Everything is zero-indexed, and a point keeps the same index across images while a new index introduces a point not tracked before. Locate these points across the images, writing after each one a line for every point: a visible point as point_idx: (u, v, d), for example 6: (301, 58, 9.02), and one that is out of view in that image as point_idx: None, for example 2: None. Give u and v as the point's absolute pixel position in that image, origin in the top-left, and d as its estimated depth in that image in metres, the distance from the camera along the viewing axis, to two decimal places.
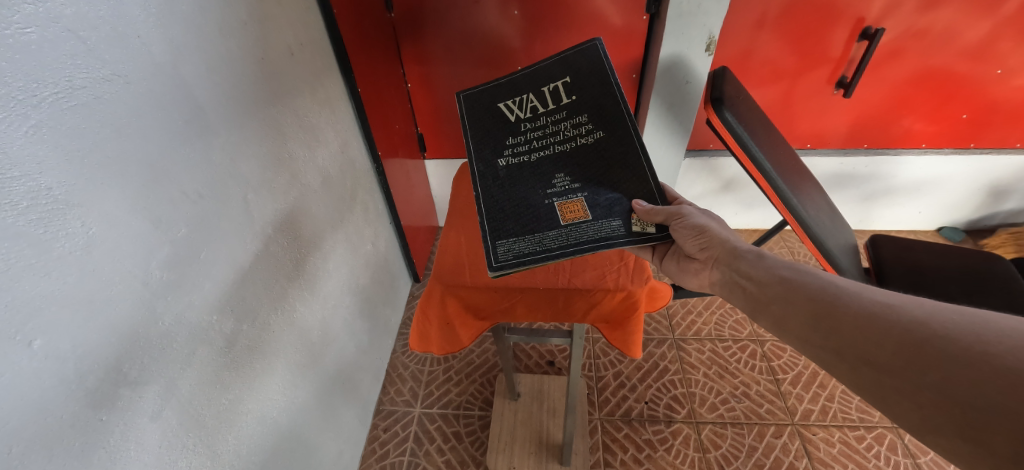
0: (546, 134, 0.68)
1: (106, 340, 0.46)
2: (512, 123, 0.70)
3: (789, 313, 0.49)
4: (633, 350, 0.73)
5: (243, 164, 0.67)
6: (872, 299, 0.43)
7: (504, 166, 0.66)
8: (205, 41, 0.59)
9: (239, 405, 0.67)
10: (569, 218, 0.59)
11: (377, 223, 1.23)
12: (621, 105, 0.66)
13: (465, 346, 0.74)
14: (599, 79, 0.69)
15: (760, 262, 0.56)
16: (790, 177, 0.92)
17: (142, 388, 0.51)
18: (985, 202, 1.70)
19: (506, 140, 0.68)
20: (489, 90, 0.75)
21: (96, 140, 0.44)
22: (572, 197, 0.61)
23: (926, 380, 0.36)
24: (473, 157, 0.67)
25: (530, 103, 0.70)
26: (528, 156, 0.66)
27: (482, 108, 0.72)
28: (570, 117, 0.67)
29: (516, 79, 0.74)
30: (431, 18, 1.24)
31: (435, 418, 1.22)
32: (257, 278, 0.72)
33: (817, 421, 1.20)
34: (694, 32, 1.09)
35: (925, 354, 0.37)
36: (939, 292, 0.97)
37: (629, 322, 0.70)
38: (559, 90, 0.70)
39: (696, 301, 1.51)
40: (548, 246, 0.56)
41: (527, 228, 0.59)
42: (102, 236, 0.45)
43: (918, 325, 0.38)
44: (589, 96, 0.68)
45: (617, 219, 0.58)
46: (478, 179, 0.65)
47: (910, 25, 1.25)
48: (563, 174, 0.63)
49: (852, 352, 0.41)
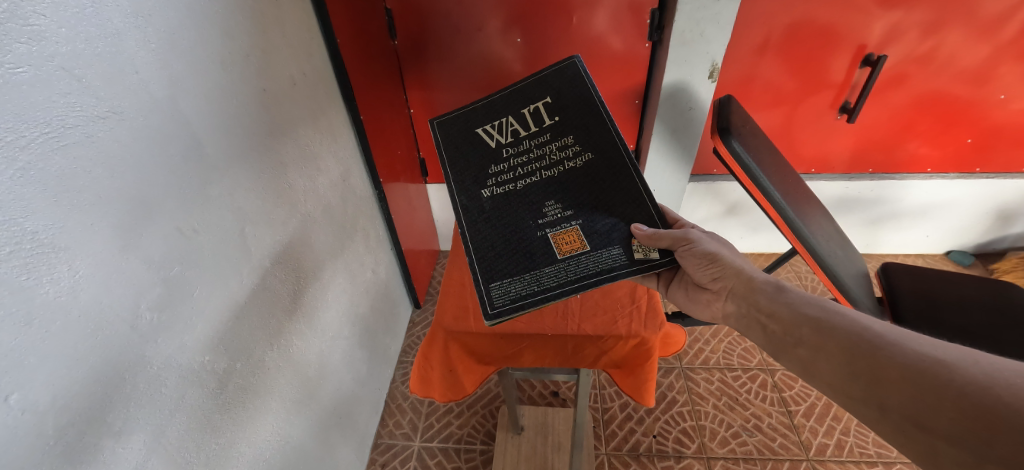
0: (531, 158, 0.65)
1: (89, 390, 0.44)
2: (493, 148, 0.67)
3: (820, 360, 0.46)
4: (645, 398, 0.70)
5: (241, 198, 0.66)
6: (922, 354, 0.40)
7: (489, 197, 0.63)
8: (206, 74, 0.58)
9: (230, 450, 0.64)
10: (565, 250, 0.58)
11: (378, 250, 1.22)
12: (608, 123, 0.64)
13: (469, 393, 0.71)
14: (582, 98, 0.67)
15: (781, 296, 0.54)
16: (798, 206, 0.90)
17: (127, 438, 0.48)
18: (992, 225, 1.69)
19: (489, 168, 0.65)
20: (464, 115, 0.71)
21: (88, 180, 0.43)
22: (566, 226, 0.59)
23: (990, 453, 0.33)
24: (456, 191, 0.65)
25: (511, 126, 0.68)
26: (514, 184, 0.64)
27: (460, 135, 0.69)
28: (555, 139, 0.65)
29: (493, 102, 0.70)
30: (434, 45, 1.25)
31: (435, 452, 1.18)
32: (253, 314, 0.69)
33: (833, 456, 1.16)
34: (696, 60, 1.11)
35: (985, 422, 0.34)
36: (955, 323, 0.94)
37: (641, 371, 0.67)
38: (542, 111, 0.68)
39: (703, 329, 1.48)
40: (545, 285, 0.55)
41: (522, 266, 0.57)
42: (90, 280, 0.43)
43: (976, 388, 0.36)
44: (573, 116, 0.66)
45: (617, 247, 0.57)
46: (463, 215, 0.63)
47: (911, 51, 1.26)
48: (554, 201, 0.61)
49: (897, 410, 0.39)
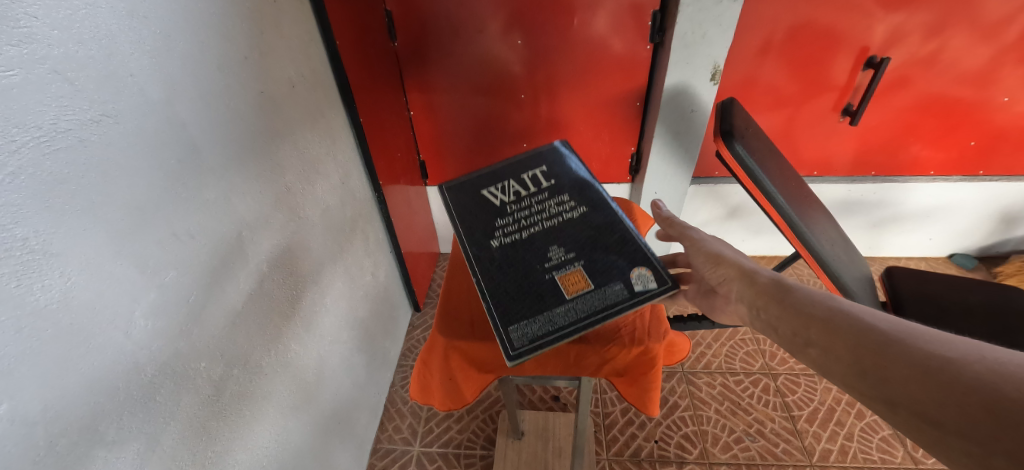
0: (535, 210, 0.65)
1: (83, 399, 0.43)
2: (497, 204, 0.67)
3: (826, 358, 0.44)
4: (650, 407, 0.68)
5: (238, 202, 0.65)
6: (933, 349, 0.37)
7: (497, 247, 0.62)
8: (203, 77, 0.57)
9: (227, 457, 0.63)
10: (572, 290, 0.56)
11: (378, 253, 1.21)
12: (602, 188, 0.68)
13: (468, 402, 0.68)
14: (576, 166, 0.71)
15: (787, 293, 0.51)
16: (802, 209, 0.89)
17: (120, 448, 0.47)
18: (995, 228, 1.68)
19: (495, 221, 0.65)
20: (467, 176, 0.71)
21: (81, 185, 0.42)
22: (571, 267, 0.58)
23: (998, 448, 0.31)
24: (463, 241, 0.63)
25: (513, 187, 0.68)
26: (521, 233, 0.63)
27: (463, 192, 0.69)
28: (555, 197, 0.67)
29: (495, 165, 0.72)
30: (434, 47, 1.24)
31: (435, 457, 1.17)
32: (250, 320, 0.68)
33: (837, 462, 1.15)
34: (698, 62, 1.11)
35: (993, 417, 0.31)
36: (961, 327, 0.93)
37: (644, 380, 0.66)
38: (540, 174, 0.70)
39: (705, 333, 1.47)
40: (559, 323, 0.53)
41: (535, 307, 0.55)
42: (82, 286, 0.43)
43: (986, 383, 0.33)
44: (570, 178, 0.69)
45: (620, 284, 0.56)
46: (473, 263, 0.61)
47: (914, 53, 1.25)
48: (558, 245, 0.61)
49: (904, 406, 0.37)
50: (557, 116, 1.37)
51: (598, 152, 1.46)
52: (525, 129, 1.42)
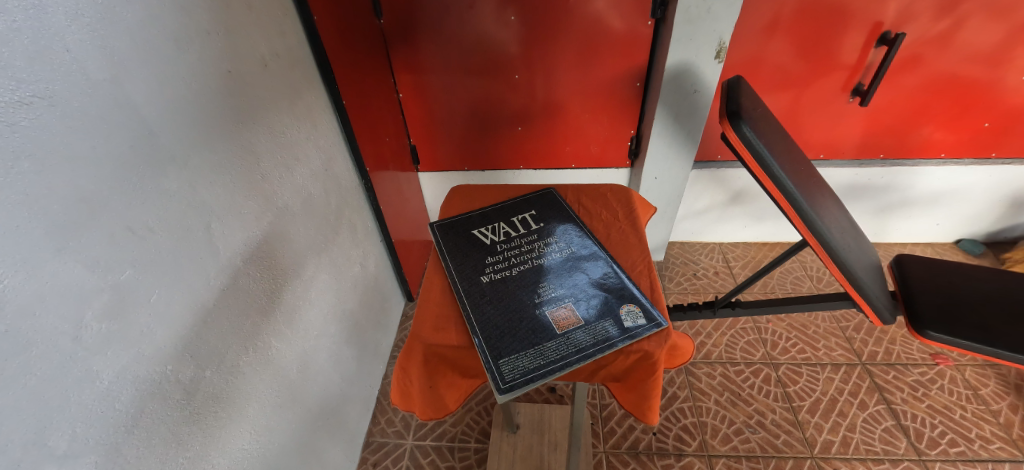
0: (522, 251, 0.71)
1: (27, 413, 0.39)
2: (489, 245, 0.72)
3: None
4: (648, 415, 0.61)
5: (206, 192, 0.60)
6: None
7: (487, 282, 0.65)
8: (157, 55, 0.52)
9: (203, 461, 0.60)
10: (563, 325, 0.58)
11: (367, 243, 1.17)
12: (585, 232, 0.74)
13: (451, 411, 0.63)
14: (561, 213, 0.78)
15: None
16: (811, 195, 0.83)
17: (75, 460, 0.43)
18: (1005, 212, 1.64)
19: (486, 259, 0.70)
20: (462, 221, 0.78)
21: (11, 176, 0.37)
22: (561, 303, 0.61)
23: None
24: (456, 277, 0.67)
25: (503, 229, 0.75)
26: (509, 270, 0.67)
27: (457, 235, 0.75)
28: (542, 239, 0.73)
29: (487, 211, 0.80)
30: (423, 24, 1.17)
31: (429, 451, 1.15)
32: (223, 318, 0.64)
33: (839, 454, 1.13)
34: (702, 38, 1.05)
35: None
36: (979, 314, 0.89)
37: (645, 387, 0.59)
38: (528, 220, 0.77)
39: (704, 322, 1.44)
40: (551, 357, 0.54)
41: (527, 342, 0.56)
42: (20, 289, 0.38)
43: None
44: (555, 223, 0.76)
45: (609, 320, 0.58)
46: (464, 297, 0.63)
47: (931, 28, 1.18)
48: (548, 282, 0.64)
49: None
50: (553, 98, 1.31)
51: (596, 136, 1.41)
52: (520, 113, 1.36)
